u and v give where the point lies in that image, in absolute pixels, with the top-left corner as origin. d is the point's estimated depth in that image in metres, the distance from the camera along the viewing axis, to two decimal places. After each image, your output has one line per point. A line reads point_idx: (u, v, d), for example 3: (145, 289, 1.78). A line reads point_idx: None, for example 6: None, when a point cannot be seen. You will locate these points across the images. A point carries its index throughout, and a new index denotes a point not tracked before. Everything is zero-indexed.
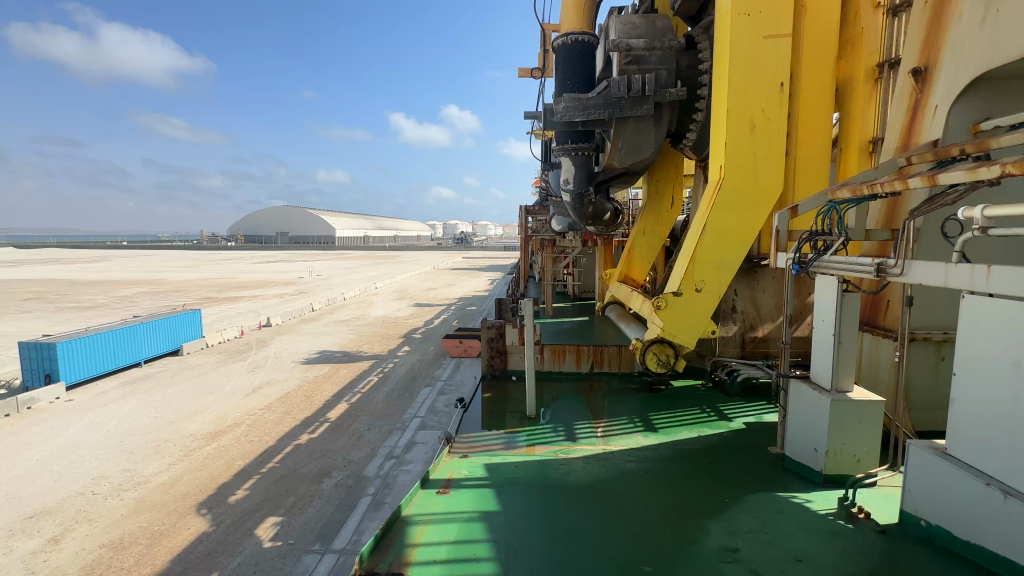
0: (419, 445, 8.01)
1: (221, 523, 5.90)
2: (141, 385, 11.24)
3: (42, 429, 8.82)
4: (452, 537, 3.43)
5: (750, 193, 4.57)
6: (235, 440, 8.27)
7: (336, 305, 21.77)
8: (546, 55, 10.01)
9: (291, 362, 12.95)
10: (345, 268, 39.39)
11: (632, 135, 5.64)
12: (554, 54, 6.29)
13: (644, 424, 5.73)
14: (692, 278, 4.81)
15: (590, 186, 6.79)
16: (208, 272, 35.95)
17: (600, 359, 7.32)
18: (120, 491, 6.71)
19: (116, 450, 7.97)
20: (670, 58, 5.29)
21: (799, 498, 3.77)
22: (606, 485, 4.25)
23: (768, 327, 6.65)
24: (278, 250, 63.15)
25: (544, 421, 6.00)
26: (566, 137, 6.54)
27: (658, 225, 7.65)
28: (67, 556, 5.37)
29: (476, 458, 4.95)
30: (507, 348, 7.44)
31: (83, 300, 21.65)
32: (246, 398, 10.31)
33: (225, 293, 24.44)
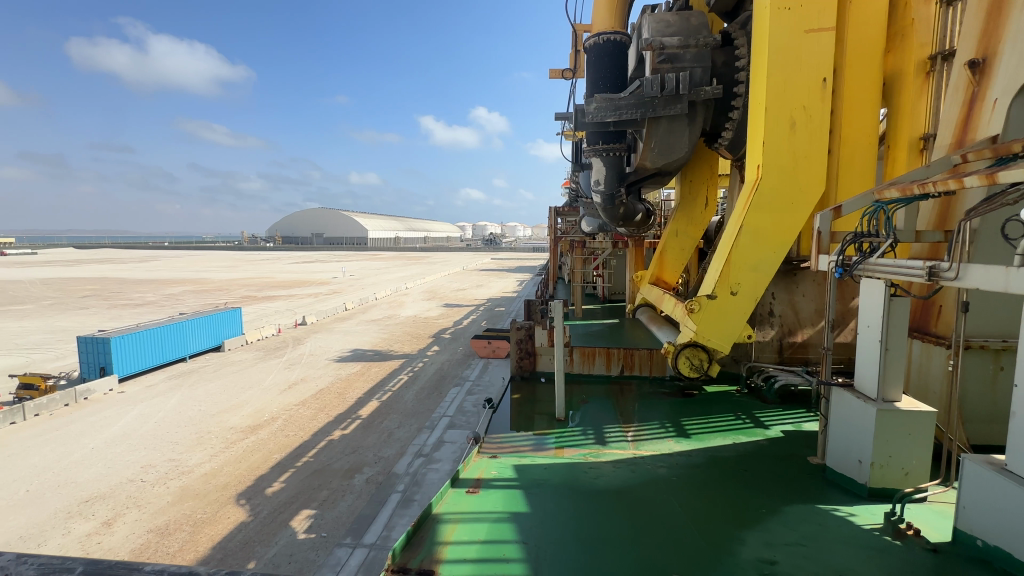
0: (448, 445, 8.07)
1: (259, 513, 6.15)
2: (185, 379, 11.79)
3: (97, 419, 9.38)
4: (482, 536, 3.46)
5: (789, 193, 4.41)
6: (272, 434, 8.57)
7: (369, 305, 22.29)
8: (577, 56, 9.98)
9: (324, 359, 13.34)
10: (377, 269, 40.30)
11: (665, 134, 5.55)
12: (585, 54, 6.25)
13: (676, 429, 5.62)
14: (727, 280, 4.68)
15: (621, 186, 6.71)
16: (249, 271, 37.47)
17: (631, 362, 7.20)
18: (166, 479, 7.06)
19: (163, 441, 8.40)
20: (705, 55, 5.15)
21: (842, 511, 3.62)
22: (636, 490, 4.20)
23: (809, 332, 6.41)
24: (313, 251, 65.24)
25: (573, 424, 5.97)
26: (597, 137, 6.45)
27: (691, 226, 7.46)
28: (118, 539, 5.69)
29: (506, 459, 4.97)
30: (536, 350, 7.43)
31: (134, 298, 22.90)
32: (282, 393, 10.68)
33: (264, 293, 25.41)
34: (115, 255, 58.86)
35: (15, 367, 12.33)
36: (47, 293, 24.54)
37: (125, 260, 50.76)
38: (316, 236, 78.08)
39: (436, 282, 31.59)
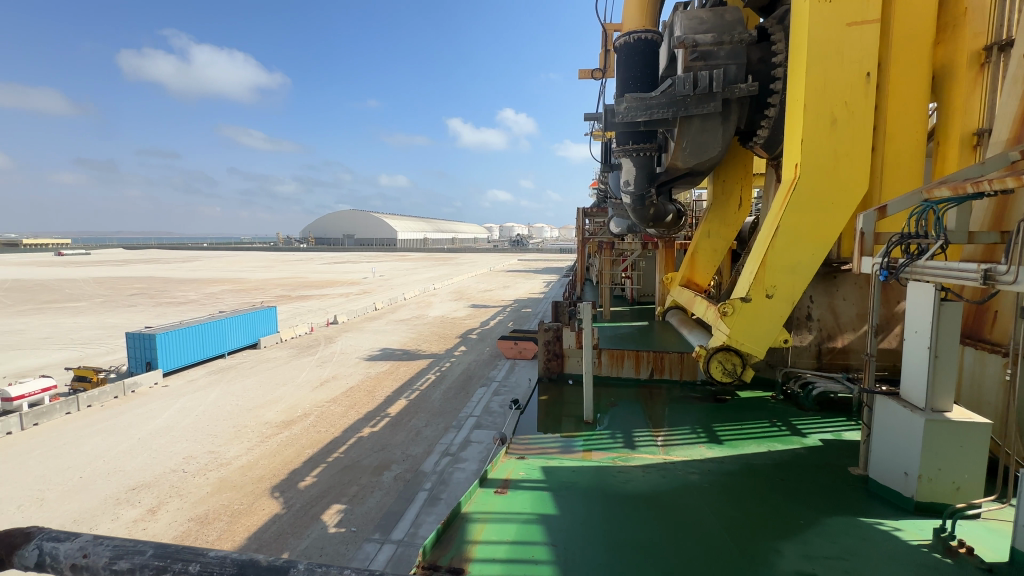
0: (475, 445, 8.11)
1: (292, 506, 6.34)
2: (224, 375, 12.28)
3: (143, 411, 9.86)
4: (511, 536, 3.47)
5: (829, 192, 4.25)
6: (305, 430, 8.82)
7: (397, 305, 22.68)
8: (607, 56, 9.87)
9: (355, 358, 13.63)
10: (406, 269, 40.98)
11: (697, 133, 5.43)
12: (615, 54, 6.18)
13: (708, 435, 5.49)
14: (762, 282, 4.53)
15: (651, 186, 6.61)
16: (284, 271, 38.72)
17: (661, 366, 7.06)
18: (206, 471, 7.36)
19: (204, 434, 8.76)
20: (740, 51, 5.00)
21: (886, 525, 3.45)
22: (666, 496, 4.12)
23: (850, 337, 6.16)
24: (344, 252, 66.86)
25: (602, 427, 5.91)
26: (627, 137, 6.35)
27: (724, 226, 7.27)
28: (161, 526, 5.97)
29: (534, 461, 4.96)
30: (564, 352, 7.38)
31: (178, 296, 23.98)
32: (315, 390, 10.98)
33: (298, 292, 26.19)
34: (160, 256, 61.79)
35: (70, 360, 13.10)
36: (100, 291, 25.99)
37: (168, 261, 53.14)
38: (347, 237, 79.94)
39: (463, 282, 31.88)
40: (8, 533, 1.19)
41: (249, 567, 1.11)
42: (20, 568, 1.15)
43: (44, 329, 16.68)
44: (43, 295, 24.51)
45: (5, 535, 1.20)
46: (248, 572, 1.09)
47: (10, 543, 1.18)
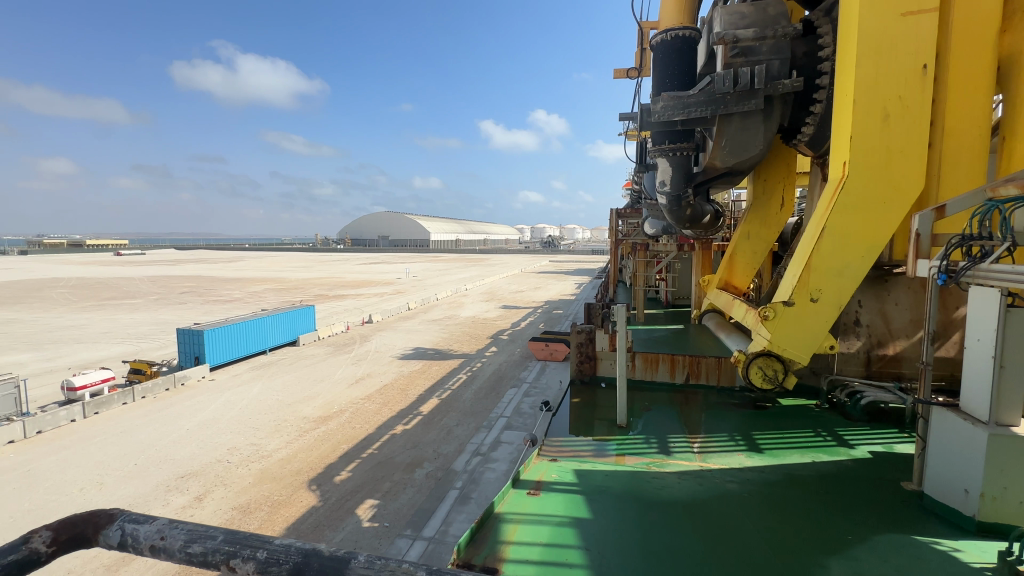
0: (505, 445, 8.14)
1: (327, 500, 6.53)
2: (265, 370, 12.78)
3: (191, 403, 10.38)
4: (544, 538, 3.46)
5: (881, 191, 4.03)
6: (340, 426, 9.07)
7: (430, 305, 23.05)
8: (643, 54, 9.70)
9: (389, 356, 13.94)
10: (438, 270, 41.61)
11: (737, 132, 5.26)
12: (651, 53, 6.08)
13: (747, 443, 5.31)
14: (806, 286, 4.34)
15: (688, 187, 6.46)
16: (322, 271, 39.98)
17: (697, 371, 6.88)
18: (248, 462, 7.68)
19: (247, 426, 9.15)
20: (783, 46, 4.80)
21: (944, 545, 3.25)
22: (704, 505, 4.01)
23: (903, 345, 5.83)
24: (379, 253, 68.44)
25: (635, 432, 5.82)
26: (663, 137, 6.22)
27: (765, 228, 7.01)
28: (208, 513, 6.28)
29: (566, 463, 4.92)
30: (597, 354, 7.30)
31: (224, 294, 25.15)
32: (350, 387, 11.29)
33: (335, 292, 27.02)
34: (208, 255, 65.04)
35: (126, 354, 13.96)
36: (154, 289, 27.59)
37: (216, 260, 55.83)
38: (381, 238, 81.79)
39: (494, 283, 32.05)
40: (94, 513, 1.28)
41: (312, 557, 1.14)
42: (104, 546, 1.24)
43: (105, 324, 17.86)
44: (105, 292, 26.26)
45: (90, 515, 1.28)
46: (313, 562, 1.12)
47: (95, 523, 1.26)
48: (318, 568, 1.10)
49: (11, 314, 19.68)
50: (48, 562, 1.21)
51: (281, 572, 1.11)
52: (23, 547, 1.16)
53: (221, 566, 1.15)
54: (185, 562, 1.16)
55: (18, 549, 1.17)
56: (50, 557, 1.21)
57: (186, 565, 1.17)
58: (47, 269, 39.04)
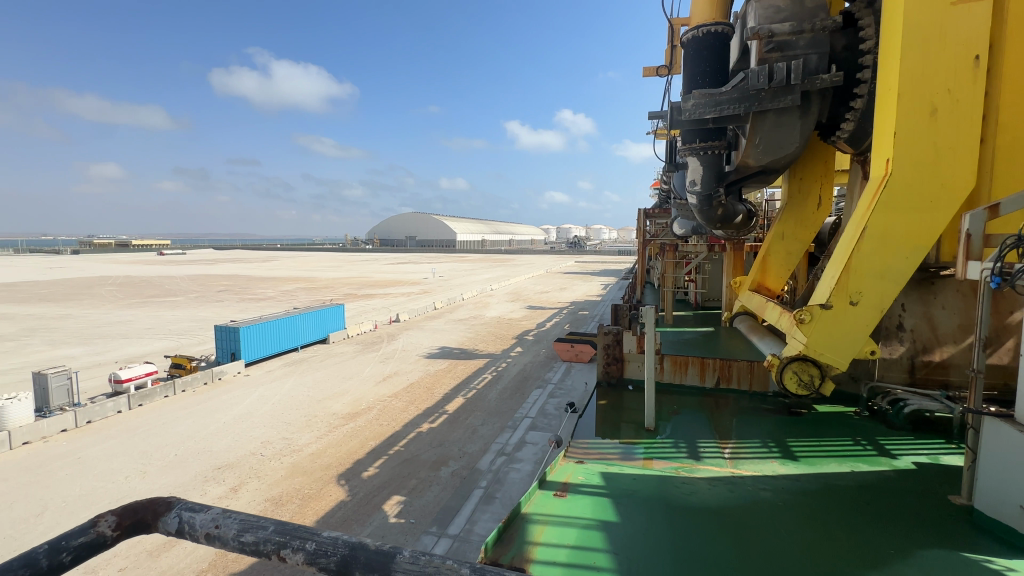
0: (530, 446, 8.14)
1: (355, 495, 6.67)
2: (297, 367, 13.17)
3: (227, 397, 10.79)
4: (571, 541, 3.44)
5: (929, 189, 3.82)
6: (368, 423, 9.26)
7: (456, 305, 23.30)
8: (673, 52, 9.54)
9: (415, 355, 14.16)
10: (464, 270, 41.97)
11: (772, 130, 5.09)
12: (682, 50, 5.97)
13: (782, 450, 5.15)
14: (846, 288, 4.16)
15: (720, 186, 6.31)
16: (351, 271, 40.90)
17: (728, 374, 6.71)
18: (280, 455, 7.93)
19: (280, 421, 9.44)
20: (822, 40, 4.61)
21: (996, 564, 3.06)
22: (736, 513, 3.90)
23: (949, 351, 5.52)
24: (406, 253, 69.51)
25: (663, 435, 5.73)
26: (693, 135, 6.10)
27: (801, 228, 6.76)
28: (243, 503, 6.52)
29: (593, 465, 4.88)
30: (624, 356, 7.21)
31: (259, 293, 26.03)
32: (378, 385, 11.52)
33: (364, 291, 27.59)
34: (244, 255, 67.46)
35: (168, 349, 14.62)
36: (194, 288, 28.76)
37: (251, 259, 57.89)
38: (408, 238, 83.01)
39: (519, 284, 32.09)
40: (155, 500, 1.34)
41: (358, 550, 1.17)
42: (164, 532, 1.30)
43: (149, 321, 18.76)
44: (149, 290, 27.60)
45: (152, 502, 1.35)
46: (361, 555, 1.15)
47: (155, 509, 1.33)
48: (365, 561, 1.13)
49: (65, 310, 20.94)
50: (115, 545, 1.28)
51: (330, 564, 1.15)
52: (92, 530, 1.23)
53: (273, 555, 1.20)
54: (238, 550, 1.21)
55: (88, 532, 1.24)
56: (116, 541, 1.28)
57: (240, 553, 1.22)
58: (98, 268, 41.35)
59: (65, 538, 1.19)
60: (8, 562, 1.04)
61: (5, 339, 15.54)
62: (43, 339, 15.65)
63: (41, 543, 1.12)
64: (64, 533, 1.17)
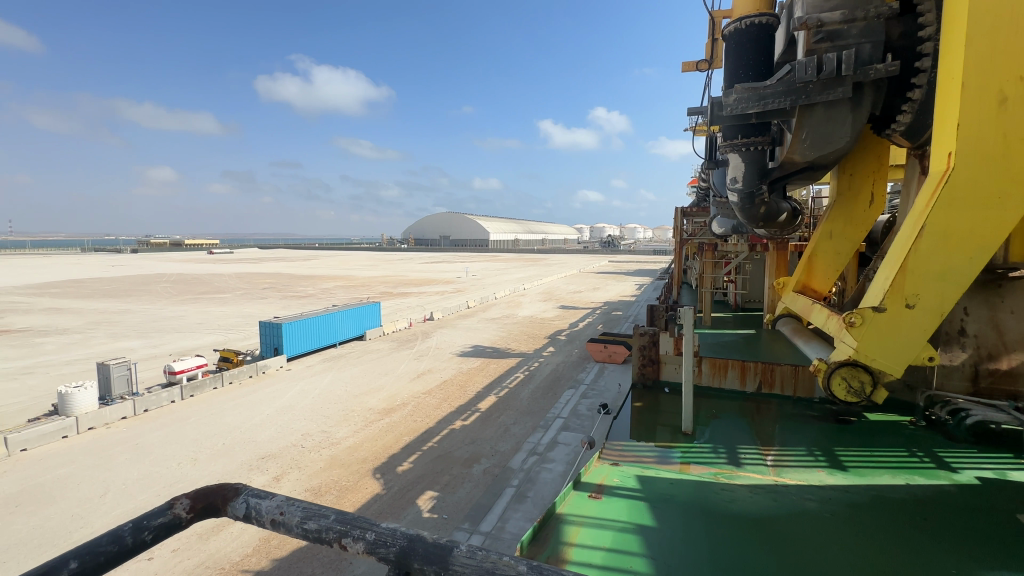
0: (562, 446, 8.09)
1: (390, 488, 6.84)
2: (336, 362, 13.59)
3: (271, 390, 11.25)
4: (607, 543, 3.41)
5: (998, 184, 3.47)
6: (403, 418, 9.45)
7: (489, 303, 23.47)
8: (714, 45, 9.28)
9: (449, 353, 14.35)
10: (497, 269, 42.28)
11: (820, 123, 4.82)
12: (724, 43, 5.79)
13: (829, 459, 4.91)
14: (901, 290, 3.86)
15: (763, 183, 6.09)
16: (386, 270, 41.82)
17: (770, 379, 6.46)
18: (319, 448, 8.21)
19: (319, 414, 9.78)
20: (877, 28, 4.30)
21: None
22: (779, 523, 3.75)
23: (1019, 359, 5.12)
24: (439, 252, 70.51)
25: (701, 440, 5.58)
26: (735, 131, 5.92)
27: (851, 227, 6.40)
28: (285, 492, 6.79)
29: (628, 468, 4.80)
30: (661, 358, 7.05)
31: (300, 291, 27.02)
32: (412, 381, 11.74)
33: (399, 290, 28.16)
34: (284, 254, 70.07)
35: (217, 343, 15.40)
36: (239, 285, 30.16)
37: (292, 258, 60.18)
38: (441, 238, 84.12)
39: (551, 283, 31.95)
40: (224, 486, 1.42)
41: (416, 542, 1.20)
42: (233, 517, 1.37)
43: (199, 316, 19.82)
44: (200, 287, 29.12)
45: (221, 487, 1.42)
46: (419, 547, 1.18)
47: (223, 495, 1.40)
48: (424, 553, 1.16)
49: (126, 305, 22.42)
50: (188, 526, 1.34)
51: (389, 554, 1.18)
52: (170, 512, 1.30)
53: (335, 542, 1.25)
54: (301, 537, 1.27)
55: (165, 513, 1.31)
56: (190, 522, 1.35)
57: (303, 539, 1.27)
58: (153, 267, 43.98)
59: (145, 518, 1.27)
60: (97, 538, 1.12)
61: (73, 332, 16.78)
62: (106, 332, 16.78)
63: (125, 521, 1.20)
64: (145, 514, 1.25)
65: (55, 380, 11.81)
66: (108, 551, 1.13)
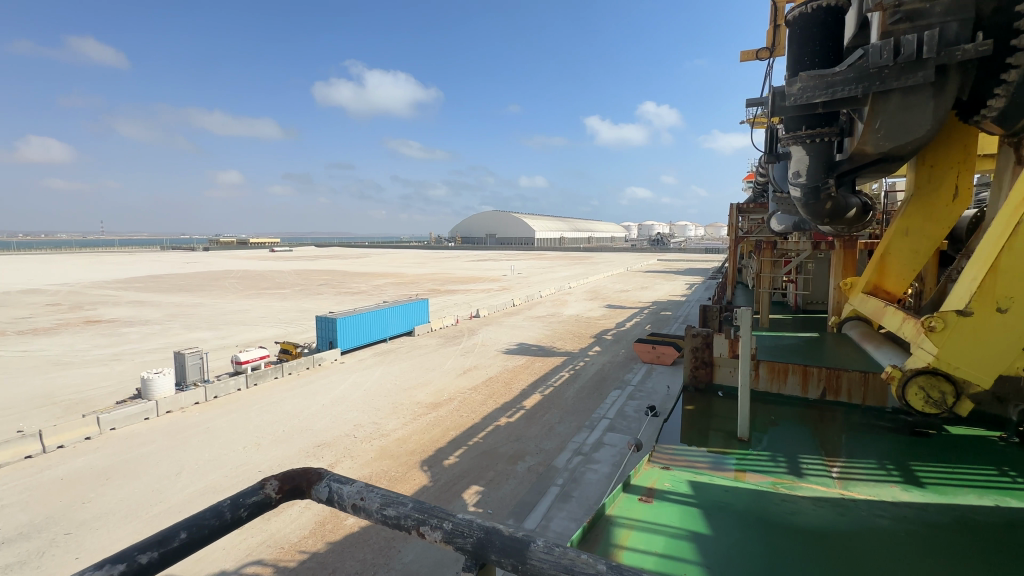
0: (608, 447, 7.98)
1: (437, 481, 7.01)
2: (386, 357, 14.06)
3: (326, 382, 11.81)
4: (659, 548, 3.33)
5: None
6: (449, 413, 9.64)
7: (534, 301, 23.48)
8: (777, 30, 8.78)
9: (494, 350, 14.49)
10: (542, 267, 42.15)
11: (898, 111, 4.37)
12: (788, 29, 5.48)
13: (903, 475, 4.54)
14: (991, 292, 3.42)
15: (829, 177, 5.67)
16: (434, 268, 42.73)
17: (836, 386, 6.06)
18: (371, 438, 8.53)
19: (370, 406, 10.17)
20: (966, 3, 3.80)
21: None
22: (846, 540, 3.50)
23: None
24: (484, 250, 71.17)
25: (759, 448, 5.32)
26: (799, 122, 5.57)
27: (933, 224, 5.68)
28: None
29: (680, 473, 4.66)
30: (714, 360, 6.76)
31: (353, 287, 28.14)
32: (459, 377, 11.94)
33: (445, 287, 28.73)
34: (337, 253, 73.15)
35: (278, 336, 16.33)
36: (298, 281, 31.91)
37: (345, 256, 62.78)
38: (486, 236, 85.02)
39: (598, 282, 31.46)
40: (308, 469, 1.50)
41: (493, 534, 1.23)
42: (318, 499, 1.45)
43: (262, 310, 21.12)
44: (262, 283, 31.05)
45: (305, 471, 1.51)
46: (495, 539, 1.20)
47: (308, 478, 1.49)
48: (501, 545, 1.18)
49: (199, 299, 24.29)
50: (277, 505, 1.43)
51: (466, 544, 1.22)
52: (261, 492, 1.39)
53: (413, 530, 1.31)
54: (383, 522, 1.34)
55: (258, 492, 1.40)
56: (279, 502, 1.44)
57: (384, 525, 1.34)
58: (222, 264, 47.30)
59: (241, 496, 1.37)
60: (201, 512, 1.23)
61: (154, 322, 18.37)
62: (182, 324, 18.23)
63: (225, 498, 1.31)
64: (241, 493, 1.34)
65: (139, 366, 12.98)
66: (212, 525, 1.24)
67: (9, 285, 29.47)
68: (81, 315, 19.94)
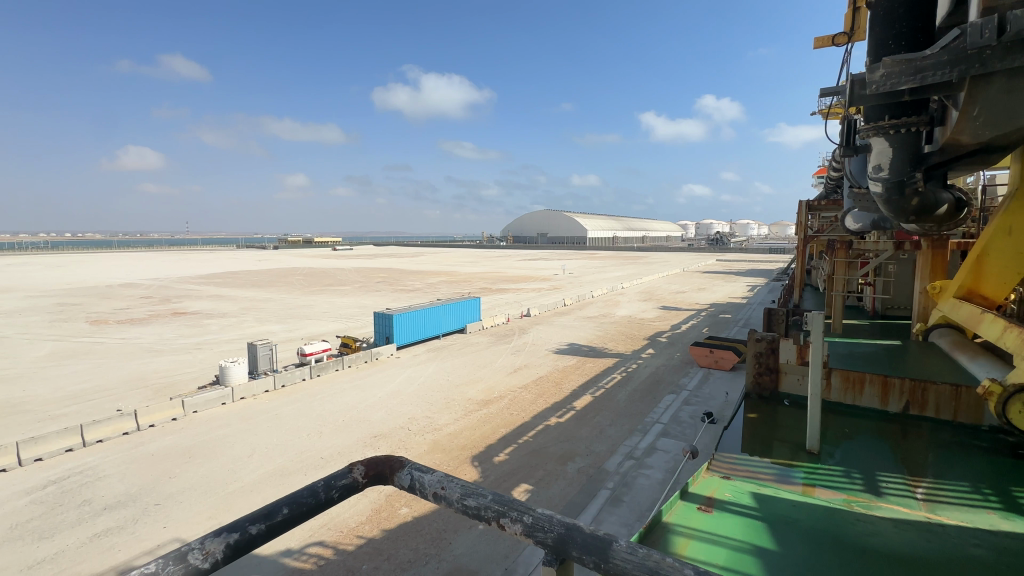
0: (661, 453, 7.76)
1: (487, 477, 7.11)
2: (439, 353, 14.43)
3: (382, 376, 12.30)
4: (720, 560, 3.20)
5: None
6: (500, 410, 9.75)
7: (586, 302, 23.23)
8: (856, 13, 8.18)
9: (545, 349, 14.48)
10: (594, 267, 41.55)
11: (1000, 97, 3.91)
12: (869, 11, 5.06)
13: (1004, 502, 4.07)
14: None
15: (916, 171, 5.19)
16: (485, 267, 43.32)
17: (922, 400, 5.51)
18: (424, 432, 8.80)
19: (424, 400, 10.48)
20: None
21: None
22: (936, 569, 3.20)
23: None
24: (535, 249, 71.25)
25: (830, 462, 4.97)
26: (881, 111, 5.13)
27: None
28: None
29: (742, 484, 4.45)
30: (780, 367, 6.37)
31: (409, 285, 29.13)
32: (509, 376, 12.04)
33: (497, 285, 29.09)
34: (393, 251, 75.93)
35: (339, 330, 17.21)
36: (358, 279, 33.48)
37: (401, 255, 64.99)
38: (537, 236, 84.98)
39: (652, 282, 30.60)
40: (390, 457, 1.58)
41: (573, 531, 1.24)
42: (399, 486, 1.52)
43: (325, 305, 22.36)
44: (326, 280, 32.87)
45: (387, 458, 1.58)
46: (576, 536, 1.22)
47: (390, 465, 1.56)
48: (582, 543, 1.20)
49: (270, 294, 26.07)
50: (364, 489, 1.51)
51: (546, 539, 1.24)
52: (350, 475, 1.48)
53: (493, 521, 1.34)
54: (463, 511, 1.39)
55: (347, 476, 1.49)
56: (364, 486, 1.52)
57: (464, 514, 1.40)
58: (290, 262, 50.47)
59: (333, 478, 1.47)
60: (297, 490, 1.33)
61: (231, 315, 19.96)
62: (254, 317, 19.65)
63: (319, 480, 1.40)
64: (331, 475, 1.44)
65: (218, 355, 14.15)
66: (307, 504, 1.33)
67: (112, 279, 33.04)
68: (170, 307, 22.05)
